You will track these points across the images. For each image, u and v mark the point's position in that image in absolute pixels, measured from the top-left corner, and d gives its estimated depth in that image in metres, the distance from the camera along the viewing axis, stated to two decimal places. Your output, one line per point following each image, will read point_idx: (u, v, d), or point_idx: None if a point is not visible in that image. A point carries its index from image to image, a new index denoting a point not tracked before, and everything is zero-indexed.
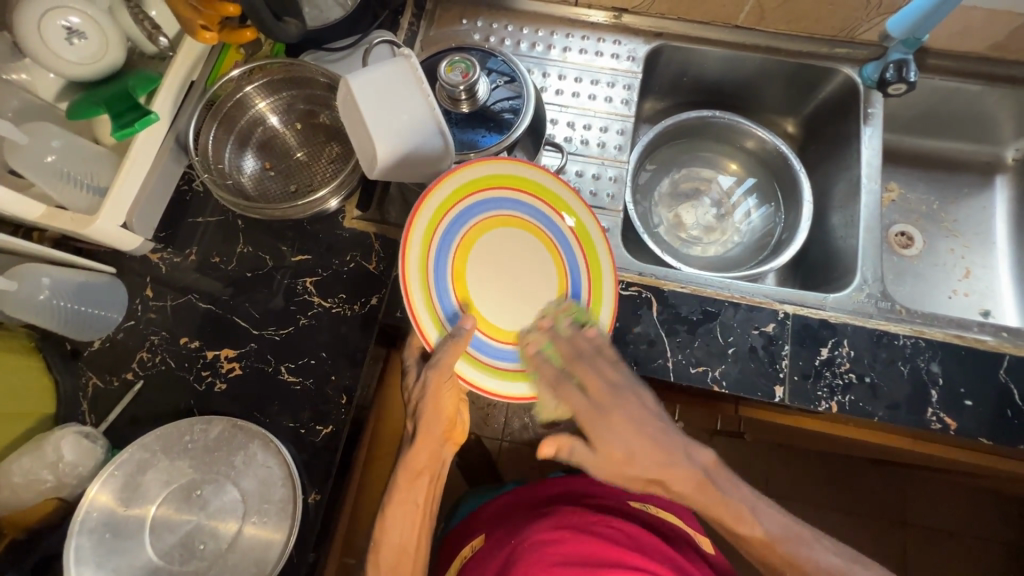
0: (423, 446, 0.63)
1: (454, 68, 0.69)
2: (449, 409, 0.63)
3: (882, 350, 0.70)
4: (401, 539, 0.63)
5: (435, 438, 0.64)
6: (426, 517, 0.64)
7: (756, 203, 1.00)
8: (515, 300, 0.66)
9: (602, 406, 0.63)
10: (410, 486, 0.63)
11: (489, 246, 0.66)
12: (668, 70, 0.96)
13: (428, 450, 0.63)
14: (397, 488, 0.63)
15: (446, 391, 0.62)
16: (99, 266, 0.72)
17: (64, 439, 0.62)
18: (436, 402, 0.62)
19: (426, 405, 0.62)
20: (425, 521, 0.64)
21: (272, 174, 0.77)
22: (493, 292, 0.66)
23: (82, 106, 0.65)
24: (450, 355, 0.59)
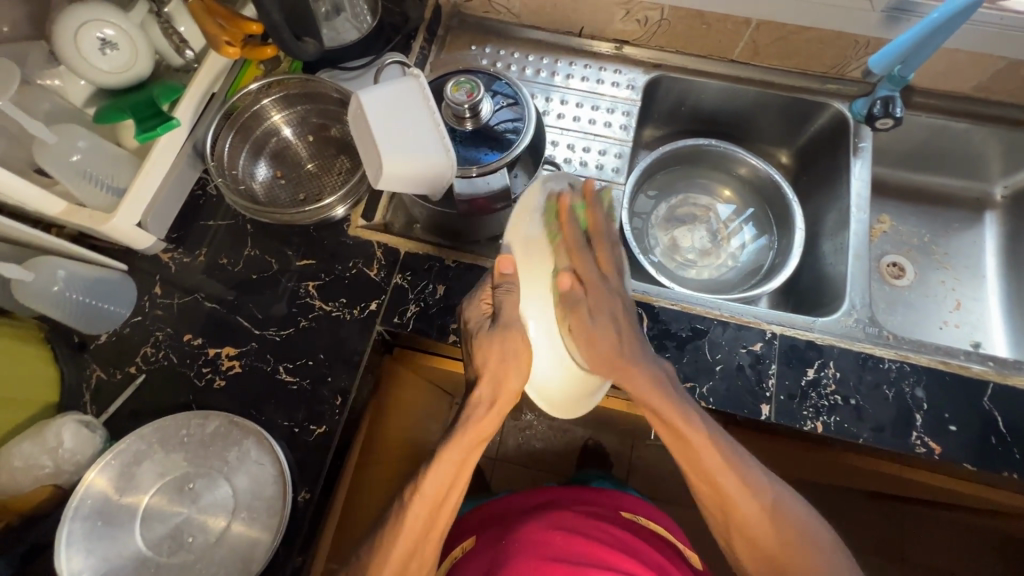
0: (473, 433, 0.65)
1: (459, 88, 0.74)
2: (518, 378, 0.65)
3: (868, 372, 0.71)
4: (428, 514, 0.64)
5: (508, 389, 0.66)
6: (462, 483, 0.65)
7: (751, 230, 1.03)
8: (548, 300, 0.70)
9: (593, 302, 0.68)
10: (465, 441, 0.65)
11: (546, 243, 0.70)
12: (667, 99, 1.00)
13: (477, 437, 0.66)
14: (443, 459, 0.64)
15: (513, 345, 0.64)
16: (111, 263, 0.75)
17: (65, 427, 0.64)
18: (504, 367, 0.65)
19: (504, 344, 0.64)
20: (463, 482, 0.66)
21: (283, 183, 0.80)
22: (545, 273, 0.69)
23: (108, 111, 0.69)
24: (509, 308, 0.64)
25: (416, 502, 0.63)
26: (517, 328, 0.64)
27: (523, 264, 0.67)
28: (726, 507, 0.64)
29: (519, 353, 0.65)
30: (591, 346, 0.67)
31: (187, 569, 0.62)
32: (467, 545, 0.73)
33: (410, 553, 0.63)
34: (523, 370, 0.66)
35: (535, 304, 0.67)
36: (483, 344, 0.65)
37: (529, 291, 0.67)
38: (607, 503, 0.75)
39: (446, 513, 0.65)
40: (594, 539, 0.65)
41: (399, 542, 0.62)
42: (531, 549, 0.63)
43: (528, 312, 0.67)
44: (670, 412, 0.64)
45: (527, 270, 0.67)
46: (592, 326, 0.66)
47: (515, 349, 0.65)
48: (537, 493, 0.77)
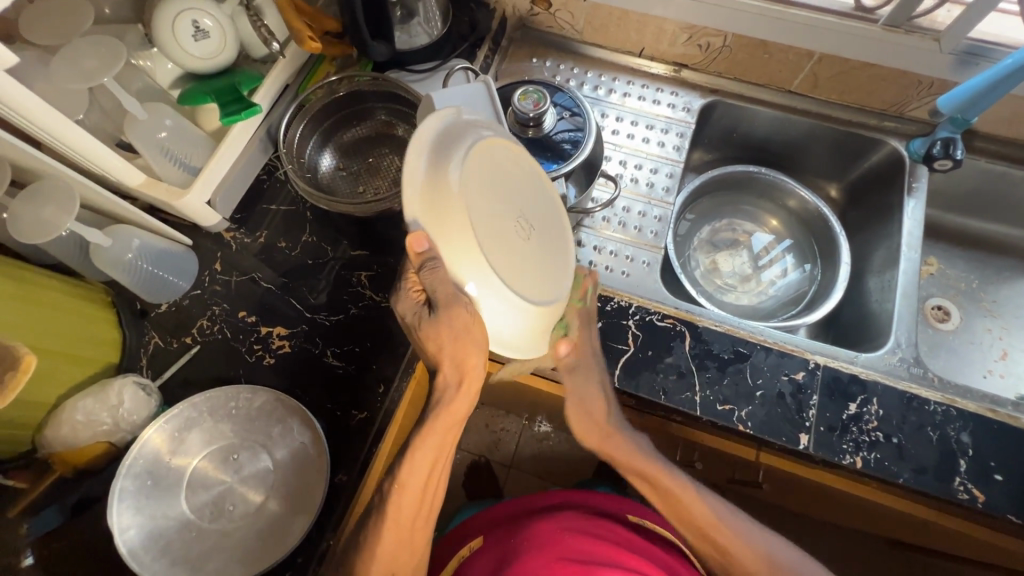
0: (447, 418, 0.63)
1: (527, 97, 0.76)
2: (479, 350, 0.59)
3: (912, 413, 0.70)
4: (411, 503, 0.64)
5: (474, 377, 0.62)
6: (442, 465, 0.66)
7: (792, 260, 1.03)
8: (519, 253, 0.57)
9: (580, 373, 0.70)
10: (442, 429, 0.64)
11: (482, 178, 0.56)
12: (720, 124, 1.01)
13: (451, 420, 0.64)
14: (422, 444, 0.63)
15: (459, 323, 0.56)
16: (178, 237, 0.79)
17: (125, 388, 0.67)
18: (453, 346, 0.58)
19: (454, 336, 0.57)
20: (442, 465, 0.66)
21: (344, 174, 0.83)
22: (495, 225, 0.56)
23: (193, 93, 0.73)
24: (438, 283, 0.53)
25: (398, 493, 0.63)
26: (460, 304, 0.55)
27: (442, 234, 0.53)
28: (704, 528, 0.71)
29: (467, 329, 0.56)
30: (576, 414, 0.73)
31: (226, 536, 0.64)
32: (474, 545, 0.74)
33: (399, 540, 0.64)
34: (478, 342, 0.57)
35: (470, 264, 0.54)
36: (430, 333, 0.59)
37: (456, 259, 0.54)
38: (611, 506, 0.75)
39: (430, 495, 0.65)
40: (607, 539, 0.67)
41: (386, 532, 0.63)
42: (543, 549, 0.65)
43: (465, 278, 0.54)
44: (631, 461, 0.73)
45: (451, 238, 0.53)
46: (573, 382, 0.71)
47: (465, 326, 0.56)
48: (542, 495, 0.78)
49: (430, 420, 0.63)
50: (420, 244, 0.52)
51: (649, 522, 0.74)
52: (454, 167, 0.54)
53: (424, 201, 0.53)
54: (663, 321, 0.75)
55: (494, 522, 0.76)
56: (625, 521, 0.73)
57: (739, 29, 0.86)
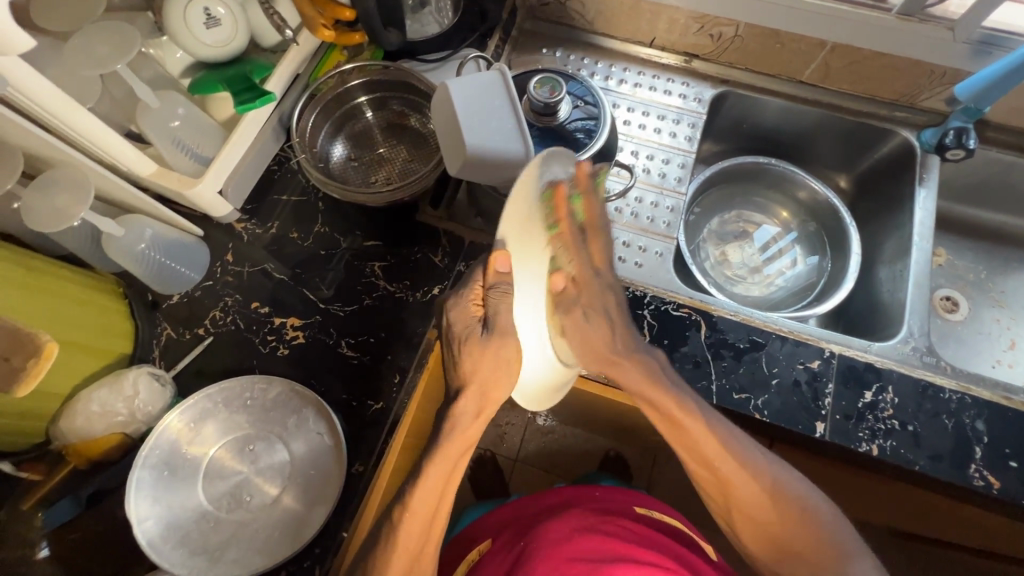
0: (460, 441, 0.61)
1: (543, 86, 0.76)
2: (508, 379, 0.61)
3: (928, 401, 0.70)
4: (421, 533, 0.60)
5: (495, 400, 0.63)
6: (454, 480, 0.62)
7: (802, 251, 1.03)
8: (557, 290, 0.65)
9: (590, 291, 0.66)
10: (456, 446, 0.61)
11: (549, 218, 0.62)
12: (730, 115, 1.01)
13: (464, 442, 0.62)
14: (434, 466, 0.60)
15: (509, 356, 0.60)
16: (189, 228, 0.78)
17: (140, 378, 0.66)
18: (486, 373, 0.60)
19: (483, 357, 0.60)
20: (454, 487, 0.62)
21: (356, 164, 0.83)
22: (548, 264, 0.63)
23: (204, 82, 0.73)
24: (501, 307, 0.58)
25: (407, 519, 0.59)
26: (514, 336, 0.59)
27: (520, 254, 0.60)
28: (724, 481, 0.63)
29: (512, 364, 0.61)
30: (583, 348, 0.67)
31: (244, 526, 0.63)
32: (484, 547, 0.74)
33: (407, 565, 0.60)
34: (513, 376, 0.61)
35: (521, 291, 0.62)
36: (473, 355, 0.60)
37: (522, 278, 0.61)
38: (618, 501, 0.74)
39: (442, 517, 0.62)
40: (617, 536, 0.65)
41: (395, 561, 0.59)
42: (554, 550, 0.63)
43: (515, 300, 0.62)
44: (647, 389, 0.64)
45: (516, 258, 0.60)
46: (580, 271, 0.65)
47: (507, 354, 0.60)
48: (547, 494, 0.78)
49: (443, 441, 0.61)
50: (501, 262, 0.57)
51: (657, 515, 0.74)
52: (535, 195, 0.60)
53: (518, 220, 0.59)
54: (678, 311, 0.75)
55: (501, 527, 0.76)
56: (635, 514, 0.72)
57: (751, 18, 0.86)
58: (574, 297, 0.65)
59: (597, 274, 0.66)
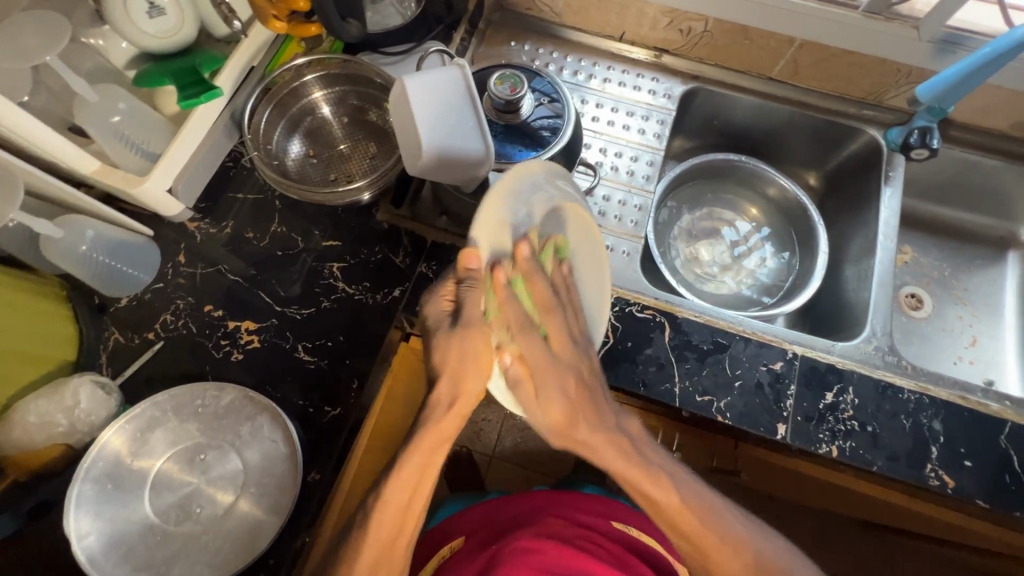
0: (434, 436, 0.61)
1: (504, 82, 0.73)
2: (477, 372, 0.61)
3: (887, 402, 0.71)
4: (398, 526, 0.61)
5: (470, 400, 0.62)
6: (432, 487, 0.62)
7: (772, 249, 1.03)
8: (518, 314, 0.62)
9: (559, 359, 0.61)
10: (432, 446, 0.61)
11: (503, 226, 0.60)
12: (701, 112, 1.00)
13: (438, 439, 0.61)
14: (409, 460, 0.61)
15: (473, 346, 0.60)
16: (138, 227, 0.75)
17: (83, 386, 0.63)
18: (460, 365, 0.60)
19: (467, 359, 0.60)
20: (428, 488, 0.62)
21: (315, 162, 0.80)
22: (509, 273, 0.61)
23: (150, 75, 0.69)
24: (472, 304, 0.60)
25: (380, 510, 0.60)
26: (479, 326, 0.60)
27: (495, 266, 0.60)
28: (695, 550, 0.61)
29: (479, 355, 0.60)
30: (547, 412, 0.60)
31: (194, 539, 0.61)
32: (456, 546, 0.72)
33: (377, 560, 0.60)
34: (482, 370, 0.61)
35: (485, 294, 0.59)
36: (442, 344, 0.60)
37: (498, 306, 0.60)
38: (599, 513, 0.73)
39: (416, 513, 0.61)
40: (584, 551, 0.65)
41: (367, 552, 0.59)
42: (525, 558, 0.61)
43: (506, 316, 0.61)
44: (619, 463, 0.61)
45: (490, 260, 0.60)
46: (554, 334, 0.61)
47: (476, 350, 0.60)
48: (527, 497, 0.76)
49: (419, 436, 0.62)
50: (473, 260, 0.58)
51: (637, 532, 0.72)
52: (519, 210, 0.61)
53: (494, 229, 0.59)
54: (642, 312, 0.74)
55: (480, 518, 0.74)
56: (611, 530, 0.71)
57: (718, 13, 0.85)
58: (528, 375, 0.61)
59: (573, 343, 0.62)
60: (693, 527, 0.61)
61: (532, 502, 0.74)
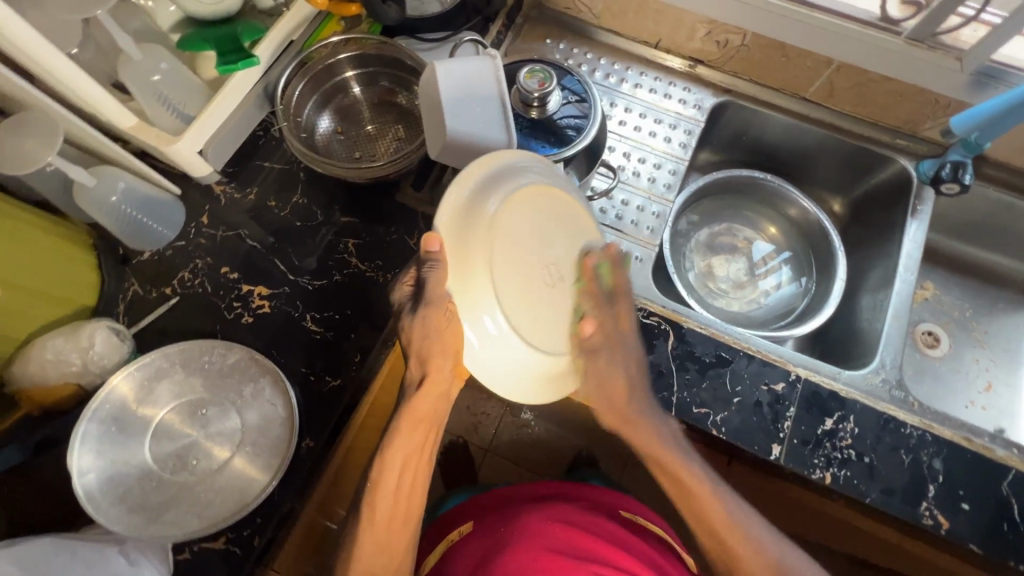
0: (411, 421, 0.67)
1: (533, 76, 0.74)
2: (449, 347, 0.64)
3: (887, 434, 0.70)
4: (394, 506, 0.67)
5: (443, 380, 0.66)
6: (424, 463, 0.69)
7: (788, 271, 1.01)
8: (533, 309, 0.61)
9: (598, 346, 0.65)
10: (411, 429, 0.67)
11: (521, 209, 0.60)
12: (730, 126, 0.99)
13: (417, 422, 0.68)
14: (391, 448, 0.67)
15: (438, 326, 0.61)
16: (167, 185, 0.77)
17: (98, 331, 0.66)
18: (427, 345, 0.63)
19: (433, 344, 0.62)
20: (419, 471, 0.68)
21: (341, 139, 0.82)
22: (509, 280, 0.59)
23: (192, 40, 0.71)
24: (435, 286, 0.59)
25: (373, 495, 0.66)
26: (440, 306, 0.60)
27: (457, 252, 0.58)
28: (687, 502, 0.69)
29: (445, 335, 0.61)
30: (608, 391, 0.68)
31: (187, 489, 0.63)
32: (463, 530, 0.73)
33: (379, 543, 0.65)
34: (447, 350, 0.62)
35: (478, 299, 0.59)
36: (412, 332, 0.63)
37: (465, 294, 0.59)
38: (605, 502, 0.74)
39: (406, 501, 0.67)
40: (593, 534, 0.65)
41: (365, 534, 0.65)
42: (530, 542, 0.63)
43: (477, 305, 0.59)
44: (619, 408, 0.69)
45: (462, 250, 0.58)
46: (597, 317, 0.65)
47: (439, 326, 0.61)
48: (537, 485, 0.77)
49: (401, 423, 0.67)
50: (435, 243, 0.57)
51: (643, 522, 0.73)
52: (489, 204, 0.59)
53: (456, 221, 0.58)
54: (647, 319, 0.74)
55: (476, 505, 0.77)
56: (618, 518, 0.71)
57: (757, 27, 0.84)
58: (598, 350, 0.66)
59: (620, 333, 0.67)
60: (687, 483, 0.69)
61: (542, 489, 0.75)
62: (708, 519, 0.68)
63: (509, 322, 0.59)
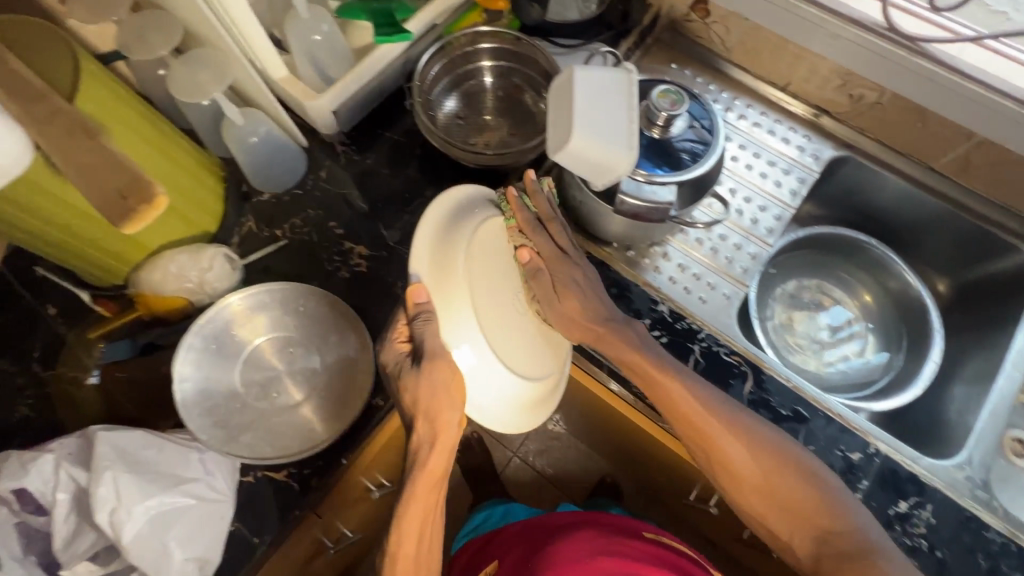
0: (427, 478, 0.64)
1: (665, 96, 0.74)
2: (453, 392, 0.63)
3: (966, 532, 0.65)
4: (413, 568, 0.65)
5: (451, 435, 0.65)
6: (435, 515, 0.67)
7: (875, 342, 0.97)
8: (506, 321, 0.70)
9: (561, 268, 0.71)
10: (424, 489, 0.65)
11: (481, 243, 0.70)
12: (843, 182, 0.96)
13: (431, 478, 0.65)
14: (407, 513, 0.64)
15: (443, 376, 0.62)
16: (296, 135, 0.80)
17: (218, 255, 0.72)
18: (433, 401, 0.62)
19: (436, 402, 0.62)
20: (432, 524, 0.67)
21: (461, 122, 0.85)
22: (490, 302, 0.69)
23: (351, 9, 0.77)
24: (431, 335, 0.62)
25: (393, 560, 0.64)
26: (446, 358, 0.62)
27: (443, 297, 0.64)
28: (747, 481, 0.64)
29: (451, 386, 0.62)
30: (567, 330, 0.71)
31: (265, 417, 0.68)
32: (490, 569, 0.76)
33: None
34: (457, 400, 0.63)
35: (464, 331, 0.65)
36: (410, 385, 0.63)
37: (454, 326, 0.65)
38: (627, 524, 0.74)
39: (425, 557, 0.67)
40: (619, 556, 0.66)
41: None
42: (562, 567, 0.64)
43: (455, 334, 0.65)
44: (678, 399, 0.65)
45: (448, 296, 0.65)
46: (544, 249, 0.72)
47: (447, 381, 0.62)
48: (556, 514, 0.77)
49: (411, 482, 0.64)
50: (421, 294, 0.62)
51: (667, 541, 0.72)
52: (457, 262, 0.66)
53: (426, 254, 0.66)
54: (728, 357, 0.73)
55: (502, 550, 0.78)
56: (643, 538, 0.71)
57: (898, 87, 0.82)
58: (542, 270, 0.71)
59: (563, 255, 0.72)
60: (776, 478, 0.62)
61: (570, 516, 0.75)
62: (783, 504, 0.62)
63: (489, 342, 0.67)
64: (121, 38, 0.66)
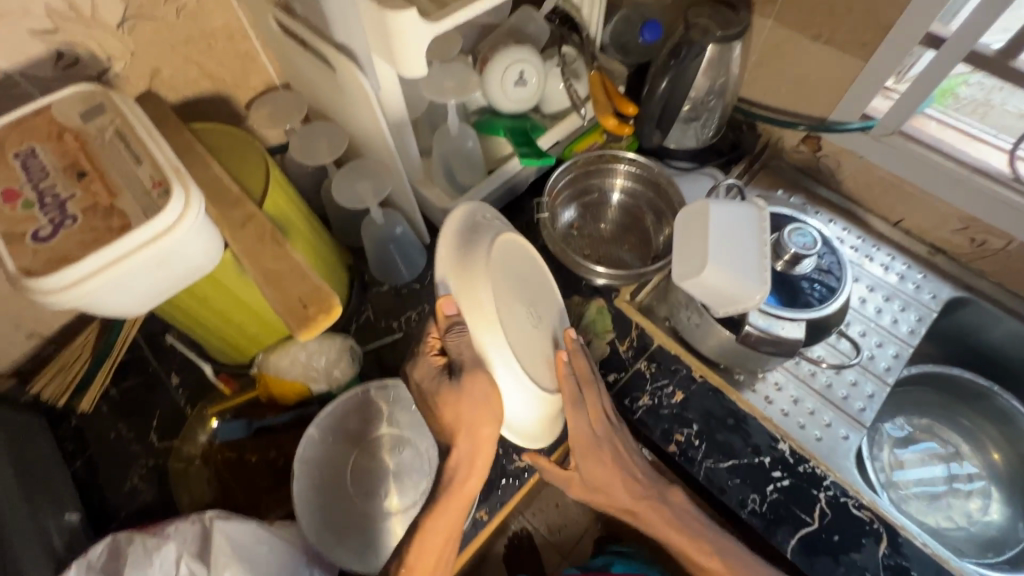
0: (460, 501, 0.61)
1: (797, 234, 0.74)
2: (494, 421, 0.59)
3: None
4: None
5: (492, 442, 0.61)
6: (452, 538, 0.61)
7: (1000, 498, 0.89)
8: (529, 329, 0.65)
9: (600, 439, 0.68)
10: (447, 506, 0.60)
11: (501, 255, 0.64)
12: (960, 323, 0.93)
13: (461, 499, 0.61)
14: (432, 533, 0.60)
15: (484, 391, 0.58)
16: (422, 233, 0.84)
17: (342, 347, 0.75)
18: (468, 408, 0.58)
19: (476, 404, 0.58)
20: (451, 545, 0.61)
21: (576, 234, 0.88)
22: (513, 309, 0.63)
23: (492, 127, 0.83)
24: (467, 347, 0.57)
25: None
26: (481, 371, 0.58)
27: (473, 304, 0.57)
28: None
29: (488, 399, 0.58)
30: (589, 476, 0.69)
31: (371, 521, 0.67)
32: None
33: None
34: (496, 407, 0.58)
35: (494, 342, 0.58)
36: (449, 400, 0.58)
37: (486, 337, 0.58)
38: None
39: None
40: None
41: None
42: None
43: (485, 342, 0.58)
44: (637, 504, 0.70)
45: (476, 310, 0.58)
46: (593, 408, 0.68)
47: (486, 394, 0.58)
48: None
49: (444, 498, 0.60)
50: (451, 307, 0.57)
51: None
52: (480, 271, 0.59)
53: (453, 266, 0.59)
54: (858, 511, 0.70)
55: None
56: None
57: None
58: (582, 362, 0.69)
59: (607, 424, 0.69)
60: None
61: None
62: None
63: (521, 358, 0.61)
64: (293, 143, 0.72)
